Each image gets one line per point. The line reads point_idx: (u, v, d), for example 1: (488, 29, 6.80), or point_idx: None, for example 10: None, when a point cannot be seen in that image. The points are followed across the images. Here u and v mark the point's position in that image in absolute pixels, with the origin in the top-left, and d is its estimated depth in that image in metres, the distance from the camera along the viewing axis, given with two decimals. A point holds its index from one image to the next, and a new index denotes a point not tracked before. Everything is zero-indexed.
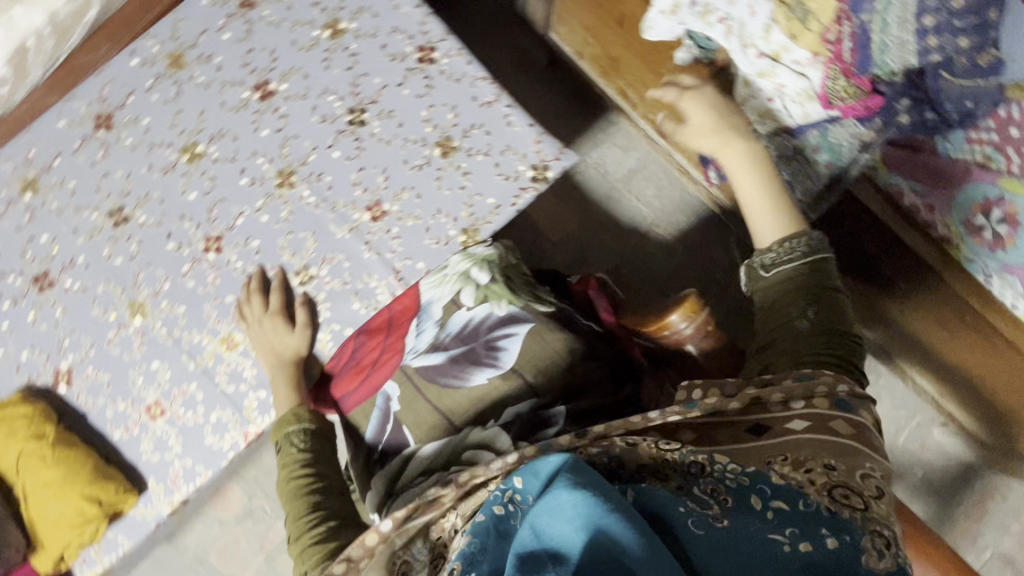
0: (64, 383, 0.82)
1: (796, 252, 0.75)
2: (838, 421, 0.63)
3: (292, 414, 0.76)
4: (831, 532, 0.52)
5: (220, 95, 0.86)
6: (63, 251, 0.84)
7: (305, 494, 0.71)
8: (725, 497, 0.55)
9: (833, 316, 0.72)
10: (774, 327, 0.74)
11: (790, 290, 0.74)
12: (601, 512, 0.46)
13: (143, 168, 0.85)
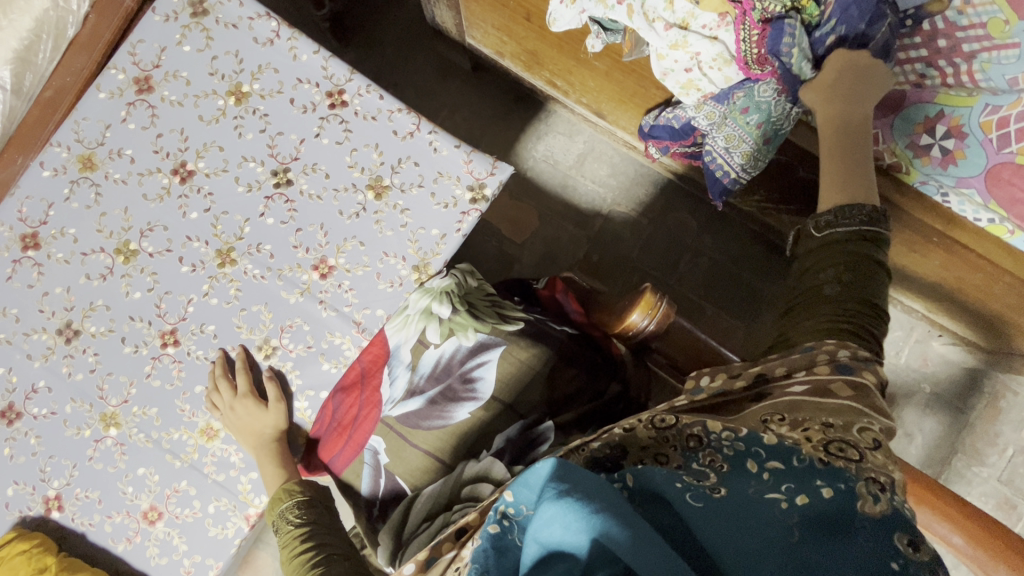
0: (56, 510, 0.80)
1: (855, 218, 0.67)
2: (839, 383, 0.58)
3: (282, 490, 0.75)
4: (826, 481, 0.49)
5: (140, 187, 0.83)
6: (23, 379, 0.82)
7: (308, 564, 0.67)
8: (721, 465, 0.53)
9: (865, 289, 0.63)
10: (803, 293, 0.68)
11: (825, 251, 0.68)
12: (589, 515, 0.43)
13: (81, 278, 0.83)
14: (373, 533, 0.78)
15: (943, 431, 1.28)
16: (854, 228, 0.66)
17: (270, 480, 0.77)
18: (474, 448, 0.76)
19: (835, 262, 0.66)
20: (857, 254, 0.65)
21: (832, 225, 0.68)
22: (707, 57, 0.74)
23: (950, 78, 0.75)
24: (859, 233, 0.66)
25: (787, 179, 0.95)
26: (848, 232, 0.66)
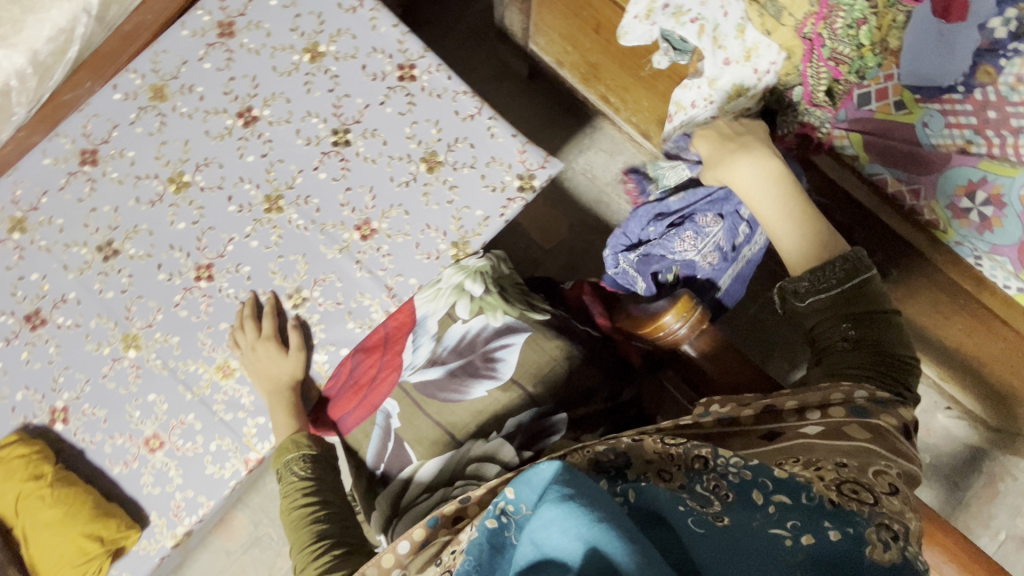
0: (60, 422, 0.80)
1: (832, 279, 0.66)
2: (853, 426, 0.58)
3: (300, 440, 0.74)
4: (834, 525, 0.47)
5: (204, 124, 0.86)
6: (55, 288, 0.83)
7: (312, 521, 0.68)
8: (727, 495, 0.52)
9: (880, 338, 0.65)
10: (820, 346, 0.68)
11: (823, 314, 0.67)
12: (589, 525, 0.43)
13: (130, 201, 0.85)
14: (371, 496, 0.78)
15: (937, 506, 1.27)
16: (841, 287, 0.66)
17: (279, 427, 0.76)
18: (484, 430, 0.75)
19: (847, 314, 0.66)
20: (865, 305, 0.66)
21: (819, 295, 0.67)
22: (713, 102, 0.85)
23: (996, 149, 0.76)
24: (848, 289, 0.66)
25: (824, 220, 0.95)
26: (835, 290, 0.66)
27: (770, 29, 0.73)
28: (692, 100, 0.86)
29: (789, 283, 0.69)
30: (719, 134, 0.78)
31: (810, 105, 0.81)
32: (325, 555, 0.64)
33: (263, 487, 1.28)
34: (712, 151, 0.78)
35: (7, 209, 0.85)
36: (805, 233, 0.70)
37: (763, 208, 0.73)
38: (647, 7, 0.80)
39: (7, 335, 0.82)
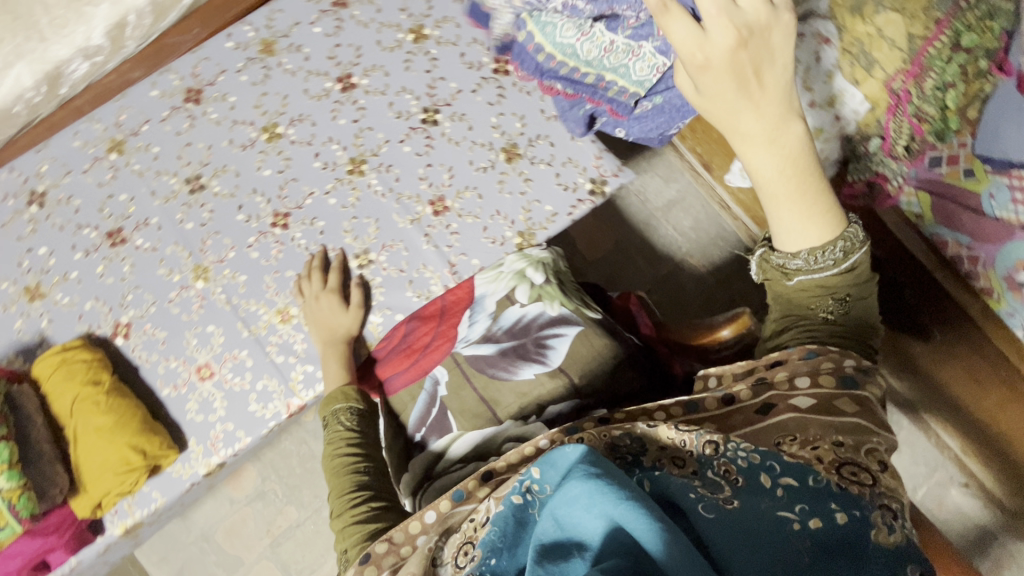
0: (121, 336, 0.84)
1: (830, 261, 0.60)
2: (843, 400, 0.57)
3: (352, 394, 0.76)
4: (842, 508, 0.48)
5: (304, 83, 0.91)
6: (139, 211, 0.87)
7: (354, 470, 0.68)
8: (737, 478, 0.52)
9: (859, 312, 0.63)
10: (796, 313, 0.65)
11: (810, 289, 0.63)
12: (614, 502, 0.44)
13: (224, 142, 0.89)
14: (404, 459, 0.78)
15: None
16: (835, 270, 0.61)
17: (330, 379, 0.79)
18: (523, 412, 0.76)
19: (838, 292, 0.62)
20: (854, 281, 0.62)
21: (807, 271, 0.62)
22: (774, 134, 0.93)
23: None
24: (841, 273, 0.61)
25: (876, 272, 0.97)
26: (831, 272, 0.61)
27: (859, 79, 0.77)
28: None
29: (780, 259, 0.62)
30: (730, 65, 0.53)
31: (886, 155, 0.82)
32: (367, 506, 0.64)
33: (277, 445, 1.30)
34: (731, 101, 0.55)
35: (109, 131, 0.90)
36: (806, 221, 0.59)
37: (772, 193, 0.59)
38: None
39: (87, 247, 0.86)
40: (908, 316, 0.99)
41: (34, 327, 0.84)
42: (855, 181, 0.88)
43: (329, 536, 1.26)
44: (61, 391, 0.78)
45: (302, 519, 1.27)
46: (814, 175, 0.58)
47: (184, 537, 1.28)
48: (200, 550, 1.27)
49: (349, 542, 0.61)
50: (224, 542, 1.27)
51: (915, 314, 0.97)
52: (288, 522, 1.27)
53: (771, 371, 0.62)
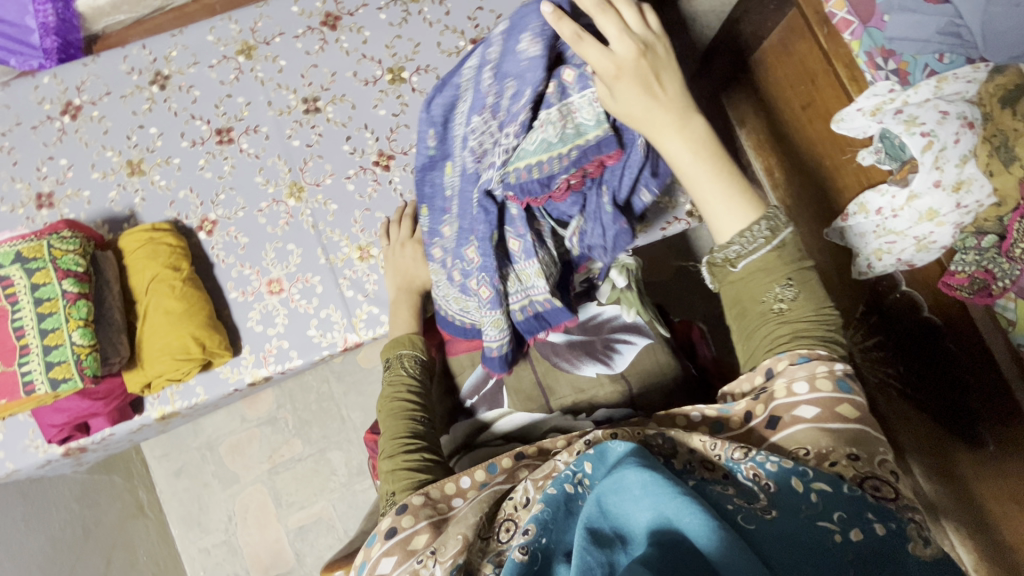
0: (205, 231, 0.86)
1: (762, 236, 0.59)
2: (845, 406, 0.52)
3: (419, 342, 0.75)
4: (879, 519, 0.44)
5: (439, 36, 0.91)
6: (252, 116, 0.89)
7: (411, 417, 0.68)
8: (767, 482, 0.48)
9: (815, 298, 0.59)
10: (751, 313, 0.61)
11: (754, 278, 0.60)
12: (669, 493, 0.41)
13: (348, 72, 0.90)
14: (450, 421, 0.79)
15: None
16: (770, 247, 0.59)
17: (399, 324, 0.78)
18: (575, 408, 0.77)
19: (784, 275, 0.59)
20: (795, 260, 0.60)
21: (746, 255, 0.59)
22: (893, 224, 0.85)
23: None
24: (777, 247, 0.59)
25: (934, 369, 0.96)
26: (765, 251, 0.59)
27: (994, 171, 0.74)
28: (877, 207, 0.86)
29: (720, 251, 0.61)
30: (636, 71, 0.53)
31: (999, 253, 0.75)
32: (421, 454, 0.64)
33: (301, 377, 1.31)
34: (644, 106, 0.54)
35: (244, 34, 0.91)
36: (730, 198, 0.59)
37: (696, 180, 0.59)
38: (877, 105, 0.84)
39: (195, 137, 0.88)
40: (966, 421, 0.93)
41: (127, 201, 0.86)
42: (956, 271, 0.79)
43: (326, 478, 1.27)
44: (141, 268, 0.79)
45: (304, 454, 1.28)
46: (728, 161, 0.60)
47: (190, 441, 1.30)
48: (201, 458, 1.29)
49: (398, 485, 0.60)
50: (226, 456, 1.29)
51: (973, 421, 0.91)
52: (291, 454, 1.28)
53: (771, 379, 0.57)
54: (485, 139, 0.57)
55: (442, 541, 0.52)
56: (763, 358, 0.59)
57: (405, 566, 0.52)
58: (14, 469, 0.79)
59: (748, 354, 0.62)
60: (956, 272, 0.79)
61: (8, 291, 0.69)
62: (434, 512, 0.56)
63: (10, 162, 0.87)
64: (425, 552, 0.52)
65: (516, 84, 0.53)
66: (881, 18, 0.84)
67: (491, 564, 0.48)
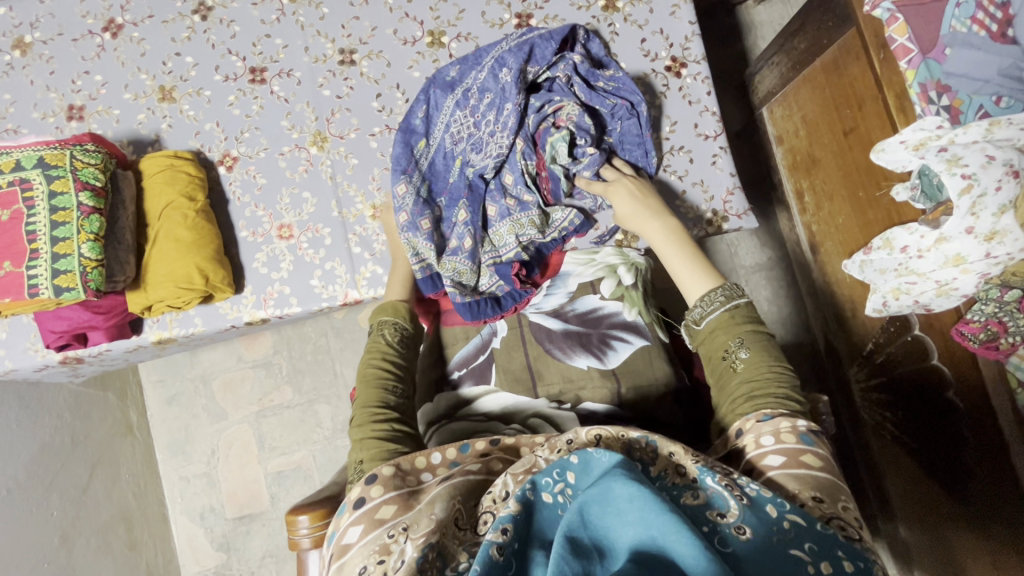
0: (225, 166, 0.86)
1: (716, 298, 0.64)
2: (809, 456, 0.51)
3: (407, 309, 0.74)
4: (848, 557, 0.42)
5: (484, 5, 0.89)
6: (287, 60, 0.88)
7: (385, 386, 0.67)
8: (741, 495, 0.46)
9: (770, 356, 0.60)
10: (717, 371, 0.63)
11: (716, 334, 0.63)
12: (657, 510, 0.40)
13: (388, 29, 0.89)
14: (435, 389, 0.80)
15: None
16: (724, 308, 0.63)
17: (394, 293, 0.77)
18: (560, 396, 0.76)
19: (737, 333, 0.61)
20: (752, 322, 0.62)
21: (704, 315, 0.64)
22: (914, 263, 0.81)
23: None
24: (732, 308, 0.63)
25: (931, 417, 0.94)
26: (721, 312, 0.63)
27: None
28: (903, 245, 0.83)
29: (687, 314, 0.67)
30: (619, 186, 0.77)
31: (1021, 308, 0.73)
32: (390, 424, 0.63)
33: (301, 327, 1.32)
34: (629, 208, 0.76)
35: None
36: (695, 271, 0.68)
37: (669, 259, 0.71)
38: (922, 139, 0.80)
39: (229, 73, 0.88)
40: (958, 478, 0.90)
41: (154, 125, 0.87)
42: (971, 320, 0.76)
43: (311, 429, 1.29)
44: (158, 193, 0.80)
45: (293, 403, 1.30)
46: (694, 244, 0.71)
47: (185, 371, 1.32)
48: (194, 390, 1.31)
49: (367, 454, 0.60)
50: (218, 393, 1.31)
51: (965, 478, 0.88)
52: (281, 400, 1.30)
53: (739, 437, 0.55)
54: (463, 129, 0.78)
55: (415, 518, 0.51)
56: (725, 415, 0.59)
57: (374, 537, 0.51)
58: (11, 369, 0.81)
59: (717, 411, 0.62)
60: (971, 322, 0.77)
61: (27, 194, 0.70)
62: (403, 484, 0.55)
63: (47, 70, 0.88)
64: (397, 527, 0.51)
65: (493, 97, 0.76)
66: (942, 50, 0.82)
67: (466, 552, 0.48)
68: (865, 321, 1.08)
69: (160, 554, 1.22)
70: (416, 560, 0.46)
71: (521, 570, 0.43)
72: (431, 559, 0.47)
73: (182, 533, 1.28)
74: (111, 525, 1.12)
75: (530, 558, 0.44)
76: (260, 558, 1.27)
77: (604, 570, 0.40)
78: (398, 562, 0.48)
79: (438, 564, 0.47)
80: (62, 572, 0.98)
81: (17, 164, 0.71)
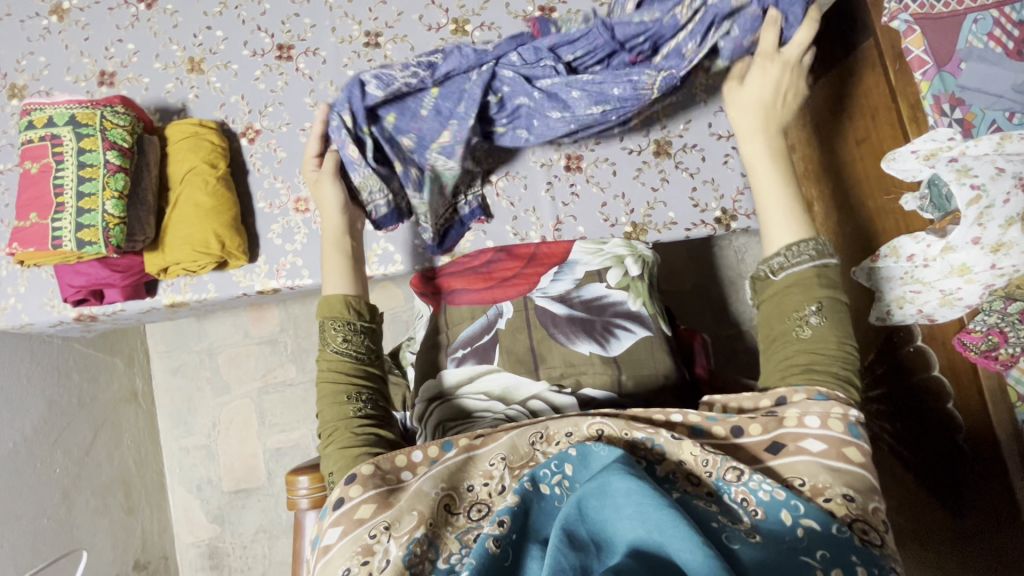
0: (247, 138, 0.88)
1: (806, 253, 0.62)
2: (852, 448, 0.50)
3: (344, 302, 0.66)
4: (862, 562, 0.42)
5: None
6: (314, 39, 0.90)
7: (341, 395, 0.62)
8: (756, 509, 0.47)
9: (840, 327, 0.60)
10: (781, 330, 0.62)
11: (796, 292, 0.62)
12: (654, 504, 0.41)
13: (414, 15, 0.90)
14: (436, 367, 0.81)
15: None
16: (813, 264, 0.62)
17: (333, 282, 0.69)
18: (561, 379, 0.76)
19: (817, 295, 0.61)
20: (833, 289, 0.62)
21: (787, 266, 0.63)
22: (923, 272, 0.81)
23: None
24: (820, 267, 0.62)
25: (927, 430, 0.94)
26: (807, 270, 0.62)
27: None
28: (910, 253, 0.82)
29: (765, 264, 0.65)
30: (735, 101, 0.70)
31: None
32: (353, 431, 0.59)
33: (308, 307, 1.33)
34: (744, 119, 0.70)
35: None
36: (790, 217, 0.65)
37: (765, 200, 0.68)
38: (933, 149, 0.79)
39: (257, 49, 0.90)
40: (954, 492, 0.90)
41: (181, 95, 0.90)
42: (972, 329, 0.76)
43: (312, 408, 1.30)
44: (181, 158, 0.82)
45: (296, 381, 1.32)
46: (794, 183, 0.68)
47: (191, 343, 1.33)
48: (199, 362, 1.33)
49: (335, 468, 0.58)
50: (223, 366, 1.32)
51: (960, 491, 0.88)
52: (284, 377, 1.31)
53: (782, 407, 0.55)
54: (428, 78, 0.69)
55: (398, 515, 0.49)
56: (779, 379, 0.60)
57: (353, 538, 0.49)
58: (28, 323, 0.84)
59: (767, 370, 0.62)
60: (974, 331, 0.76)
61: (57, 149, 0.73)
62: (383, 483, 0.53)
63: (82, 36, 0.91)
64: (378, 527, 0.49)
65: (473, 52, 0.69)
66: (958, 65, 0.82)
67: (458, 541, 0.48)
68: (869, 332, 1.08)
69: (155, 520, 1.23)
70: (403, 559, 0.46)
71: (516, 563, 0.43)
72: (421, 554, 0.46)
73: (178, 503, 1.29)
74: (109, 487, 1.14)
75: (526, 551, 0.43)
76: (253, 533, 1.28)
77: (600, 563, 0.40)
78: (382, 562, 0.47)
79: (428, 558, 0.46)
80: (61, 527, 1.00)
81: (49, 120, 0.74)
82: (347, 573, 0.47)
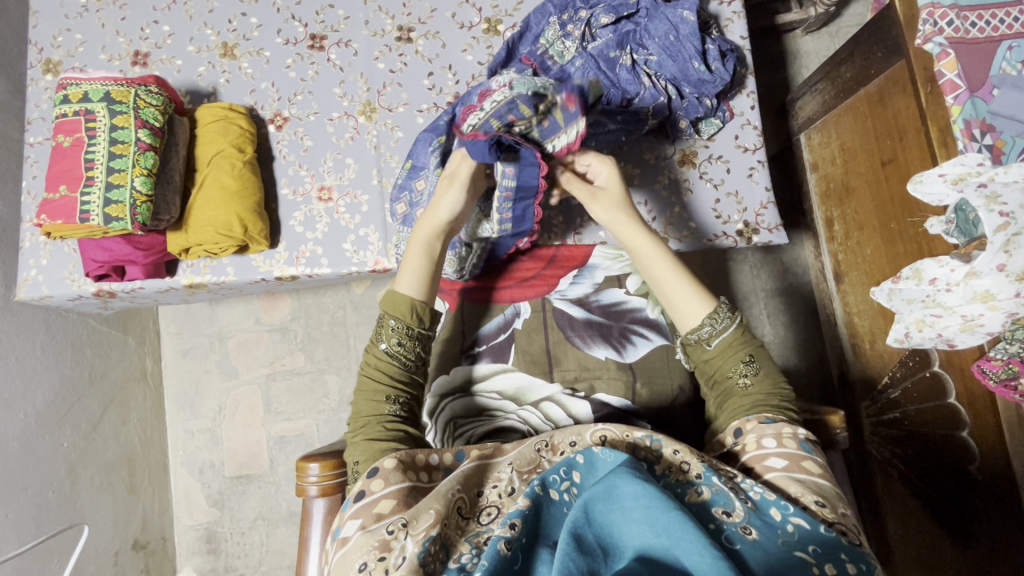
0: (275, 125, 0.89)
1: (724, 316, 0.62)
2: (810, 462, 0.52)
3: (411, 306, 0.63)
4: (851, 560, 0.42)
5: None
6: (347, 31, 0.91)
7: (378, 393, 0.62)
8: (745, 499, 0.47)
9: (774, 371, 0.62)
10: (721, 384, 0.63)
11: (726, 351, 0.62)
12: (662, 507, 0.40)
13: (447, 12, 0.91)
14: (449, 363, 0.79)
15: None
16: (735, 326, 0.62)
17: (405, 278, 0.65)
18: (575, 382, 0.77)
19: (747, 351, 0.62)
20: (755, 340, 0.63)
21: (716, 334, 0.62)
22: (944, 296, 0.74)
23: None
24: (741, 326, 0.63)
25: (938, 456, 0.94)
26: (732, 330, 0.62)
27: None
28: (933, 277, 0.75)
29: (691, 335, 0.64)
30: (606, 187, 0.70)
31: None
32: (384, 426, 0.60)
33: (321, 297, 1.33)
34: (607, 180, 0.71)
35: None
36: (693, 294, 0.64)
37: (665, 278, 0.66)
38: (963, 173, 0.75)
39: (290, 37, 0.91)
40: (965, 522, 0.88)
41: (213, 79, 0.90)
42: (993, 356, 0.72)
43: (317, 399, 1.30)
44: (209, 141, 0.83)
45: (304, 370, 1.32)
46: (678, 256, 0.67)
47: (202, 327, 1.34)
48: (209, 347, 1.33)
49: (361, 457, 0.58)
50: (232, 351, 1.32)
51: (971, 521, 0.86)
52: (293, 365, 1.31)
53: (741, 436, 0.57)
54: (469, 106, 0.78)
55: (415, 513, 0.48)
56: (728, 419, 0.61)
57: (371, 533, 0.49)
58: (47, 296, 0.84)
59: (717, 417, 0.63)
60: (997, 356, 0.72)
61: (90, 124, 0.74)
62: (406, 477, 0.53)
63: (119, 16, 0.92)
64: (397, 523, 0.48)
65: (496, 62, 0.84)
66: (989, 90, 0.81)
67: (468, 543, 0.47)
68: (882, 353, 1.08)
69: (156, 501, 1.24)
70: (418, 556, 0.45)
71: (526, 567, 0.42)
72: (434, 553, 0.46)
73: (180, 485, 1.30)
74: (114, 464, 1.14)
75: (535, 555, 0.43)
76: (252, 520, 1.28)
77: (608, 568, 0.39)
78: (398, 560, 0.46)
79: (441, 558, 0.46)
80: (64, 501, 1.00)
81: (84, 96, 0.75)
82: (364, 566, 0.47)
